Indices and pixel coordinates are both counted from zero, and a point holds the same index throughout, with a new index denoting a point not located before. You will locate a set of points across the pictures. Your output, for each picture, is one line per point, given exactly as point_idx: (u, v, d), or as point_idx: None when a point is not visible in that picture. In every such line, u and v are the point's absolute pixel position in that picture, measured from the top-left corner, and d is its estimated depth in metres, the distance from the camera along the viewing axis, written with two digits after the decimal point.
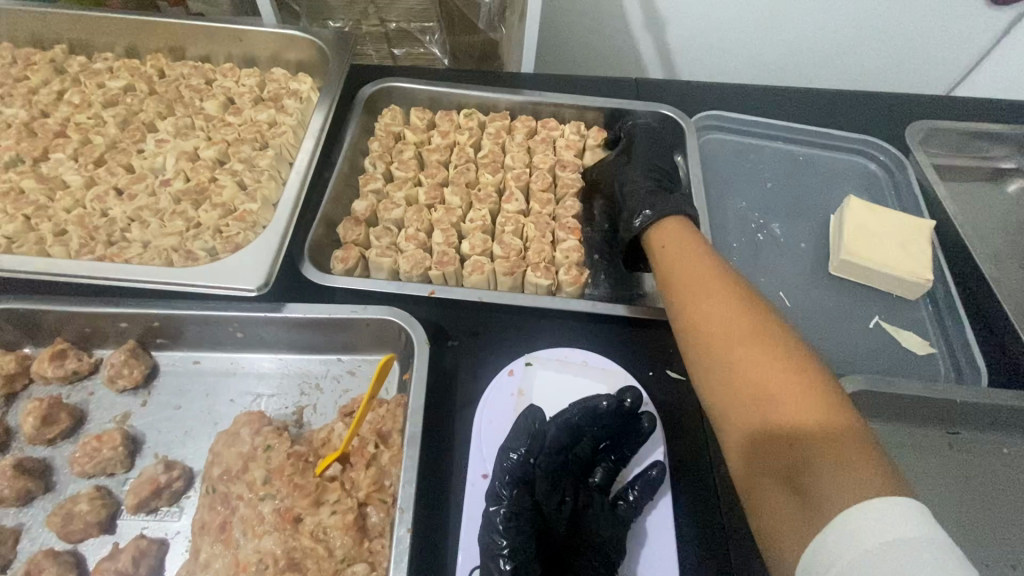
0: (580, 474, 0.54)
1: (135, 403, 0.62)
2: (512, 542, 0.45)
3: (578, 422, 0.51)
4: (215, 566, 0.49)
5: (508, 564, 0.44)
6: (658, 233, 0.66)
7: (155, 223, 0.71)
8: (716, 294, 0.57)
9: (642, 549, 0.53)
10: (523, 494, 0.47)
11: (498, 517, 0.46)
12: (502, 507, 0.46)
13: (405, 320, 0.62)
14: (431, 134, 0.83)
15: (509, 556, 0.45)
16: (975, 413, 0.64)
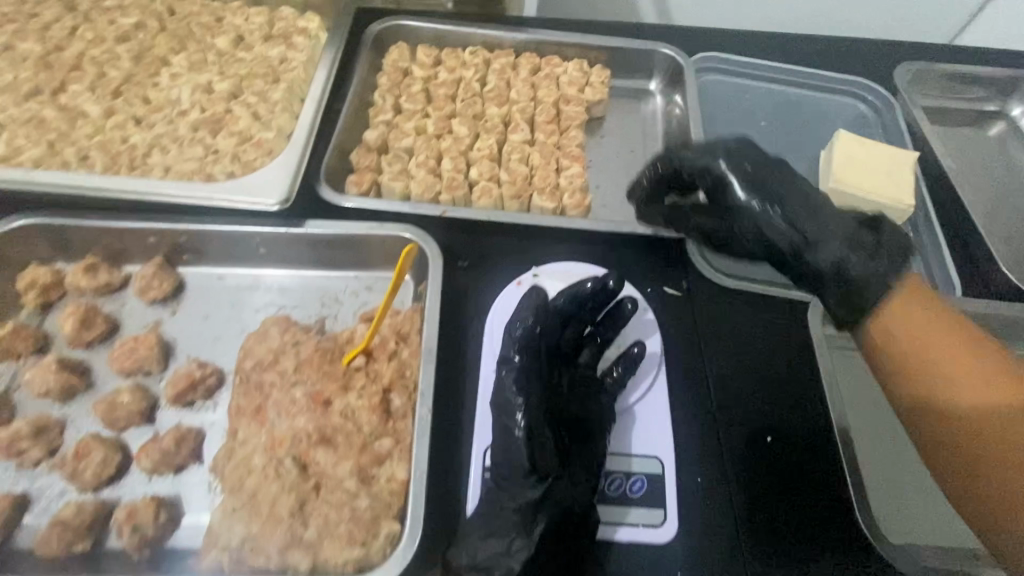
0: (570, 355, 0.60)
1: (165, 312, 0.66)
2: (526, 400, 0.51)
3: (566, 306, 0.59)
4: (252, 443, 0.53)
5: (523, 421, 0.50)
6: (901, 307, 0.56)
7: (175, 149, 0.74)
8: (944, 338, 0.55)
9: (634, 428, 0.59)
10: (530, 360, 0.54)
11: (512, 377, 0.53)
12: (513, 368, 0.53)
13: (420, 235, 0.67)
14: (438, 70, 0.85)
15: (524, 413, 0.50)
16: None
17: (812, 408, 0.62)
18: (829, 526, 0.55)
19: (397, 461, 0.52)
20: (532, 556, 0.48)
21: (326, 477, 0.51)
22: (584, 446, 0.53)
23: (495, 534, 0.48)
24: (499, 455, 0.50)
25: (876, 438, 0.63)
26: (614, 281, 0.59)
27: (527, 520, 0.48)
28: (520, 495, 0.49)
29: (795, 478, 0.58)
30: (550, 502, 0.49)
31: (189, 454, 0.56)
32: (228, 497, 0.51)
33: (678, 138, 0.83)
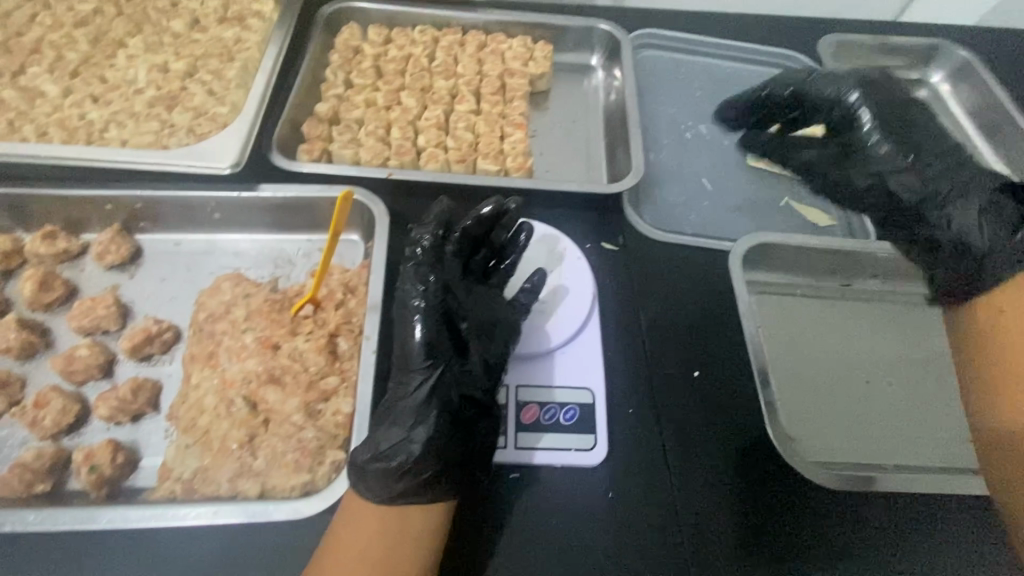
0: (483, 275, 0.61)
1: (124, 277, 0.69)
2: (425, 305, 0.52)
3: (474, 228, 0.57)
4: (205, 385, 0.56)
5: (420, 322, 0.52)
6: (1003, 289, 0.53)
7: (132, 124, 0.77)
8: None
9: (545, 360, 0.63)
10: (432, 267, 0.55)
11: (414, 286, 0.54)
12: (415, 278, 0.54)
13: (368, 198, 0.71)
14: (388, 47, 0.89)
15: (422, 313, 0.52)
16: (860, 265, 0.76)
17: (733, 345, 0.68)
18: (746, 446, 0.61)
19: (342, 397, 0.56)
20: (432, 436, 0.48)
21: (275, 412, 0.55)
22: (484, 350, 0.54)
23: (394, 425, 0.49)
24: (400, 360, 0.52)
25: (788, 370, 0.69)
26: (514, 204, 0.58)
27: (419, 410, 0.49)
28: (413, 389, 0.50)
29: (716, 407, 0.63)
30: (442, 390, 0.50)
31: (146, 402, 0.59)
32: (182, 436, 0.54)
33: (616, 107, 0.88)
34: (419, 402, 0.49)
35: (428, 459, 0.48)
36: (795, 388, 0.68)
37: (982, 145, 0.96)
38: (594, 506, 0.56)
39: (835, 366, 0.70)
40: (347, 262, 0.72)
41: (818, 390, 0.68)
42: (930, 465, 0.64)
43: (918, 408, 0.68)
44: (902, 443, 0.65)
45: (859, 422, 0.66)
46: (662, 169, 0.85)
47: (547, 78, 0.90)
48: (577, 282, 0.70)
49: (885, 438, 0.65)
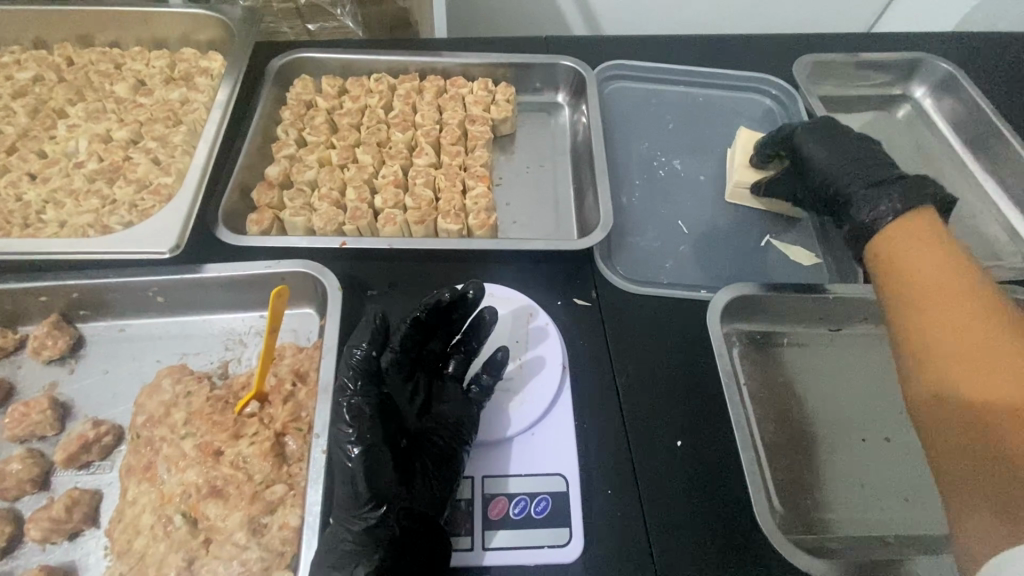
0: (436, 366, 0.60)
1: (63, 371, 0.64)
2: (358, 429, 0.48)
3: (427, 317, 0.57)
4: (142, 501, 0.52)
5: (356, 448, 0.48)
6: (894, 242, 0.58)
7: (71, 203, 0.72)
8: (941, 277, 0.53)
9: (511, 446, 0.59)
10: (369, 386, 0.51)
11: (348, 408, 0.49)
12: (348, 399, 0.50)
13: (318, 269, 0.66)
14: (343, 99, 0.85)
15: (357, 441, 0.48)
16: (850, 308, 0.71)
17: (718, 409, 0.63)
18: (735, 530, 0.56)
19: (290, 507, 0.51)
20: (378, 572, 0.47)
21: (216, 530, 0.50)
22: (428, 469, 0.51)
23: (336, 561, 0.47)
24: (340, 497, 0.49)
25: (779, 430, 0.64)
26: (472, 293, 0.59)
27: (359, 550, 0.47)
28: (354, 521, 0.48)
29: (701, 483, 0.58)
30: (390, 516, 0.48)
31: (82, 519, 0.54)
32: (117, 561, 0.50)
33: (584, 148, 0.84)
34: (360, 539, 0.47)
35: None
36: (787, 450, 0.63)
37: (972, 163, 0.91)
38: None
39: (830, 423, 0.65)
40: (301, 338, 0.67)
41: (813, 451, 0.63)
42: (936, 531, 0.59)
43: (921, 465, 0.63)
44: (905, 507, 0.61)
45: (858, 486, 0.61)
46: (635, 212, 0.80)
47: (510, 122, 0.86)
48: (550, 356, 0.64)
49: (884, 502, 0.61)
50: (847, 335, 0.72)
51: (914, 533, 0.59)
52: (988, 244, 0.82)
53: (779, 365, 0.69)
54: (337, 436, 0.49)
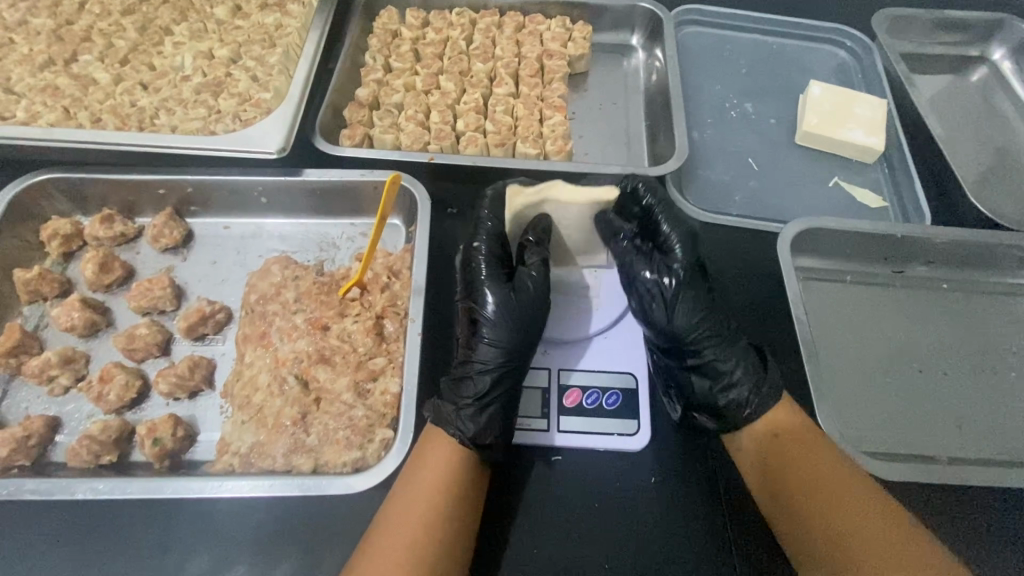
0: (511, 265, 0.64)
1: (176, 259, 0.71)
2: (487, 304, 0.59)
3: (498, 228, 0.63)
4: (258, 363, 0.58)
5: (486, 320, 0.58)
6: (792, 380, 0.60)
7: (180, 110, 0.78)
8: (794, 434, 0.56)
9: (587, 351, 0.63)
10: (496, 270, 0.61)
11: (529, 283, 0.60)
12: (532, 278, 0.60)
13: (410, 180, 0.70)
14: (426, 31, 0.89)
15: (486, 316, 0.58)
16: (916, 250, 0.72)
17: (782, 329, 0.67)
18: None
19: (390, 377, 0.57)
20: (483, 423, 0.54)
21: (326, 391, 0.56)
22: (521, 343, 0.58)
23: (468, 395, 0.55)
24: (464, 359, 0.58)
25: (838, 360, 0.67)
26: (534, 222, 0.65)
27: (490, 389, 0.55)
28: (490, 362, 0.56)
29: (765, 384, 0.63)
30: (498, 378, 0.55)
31: (202, 380, 0.61)
32: (237, 412, 0.56)
33: (658, 88, 0.86)
34: (475, 384, 0.55)
35: (491, 432, 0.54)
36: (847, 378, 0.66)
37: None
38: (639, 490, 0.57)
39: (888, 357, 0.68)
40: (389, 246, 0.72)
41: (870, 379, 0.66)
42: (988, 458, 0.62)
43: (976, 399, 0.66)
44: (960, 437, 0.63)
45: (915, 414, 0.64)
46: (706, 149, 0.82)
47: (586, 60, 0.88)
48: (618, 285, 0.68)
49: (937, 428, 0.63)
50: (909, 278, 0.74)
51: (966, 457, 0.62)
52: None
53: (842, 302, 0.71)
54: (509, 302, 0.58)
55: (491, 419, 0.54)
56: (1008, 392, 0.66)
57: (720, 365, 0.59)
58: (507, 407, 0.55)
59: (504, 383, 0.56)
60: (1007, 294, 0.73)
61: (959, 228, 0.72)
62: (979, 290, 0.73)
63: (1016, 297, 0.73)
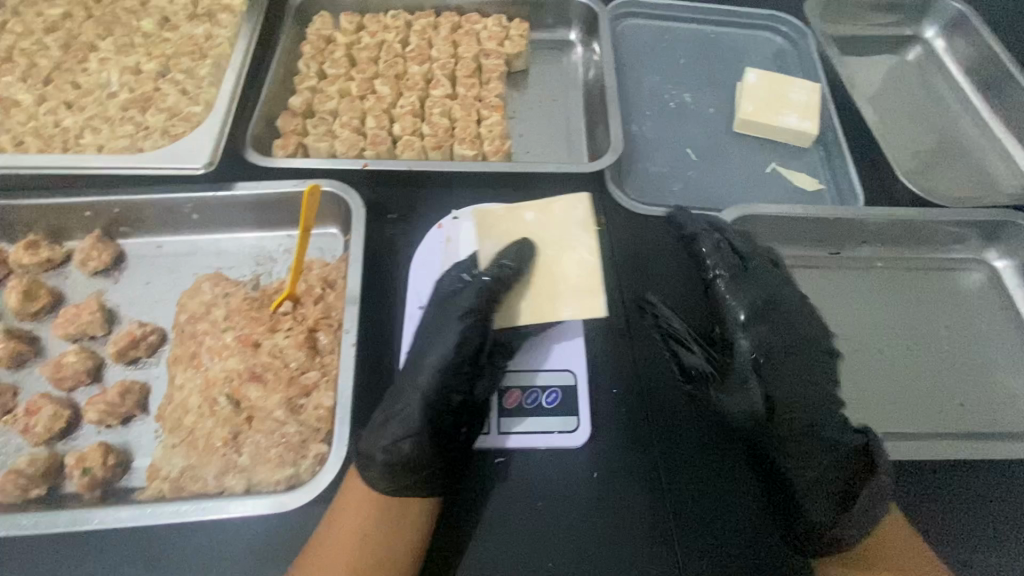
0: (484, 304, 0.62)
1: (107, 282, 0.69)
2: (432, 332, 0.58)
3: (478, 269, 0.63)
4: (189, 385, 0.57)
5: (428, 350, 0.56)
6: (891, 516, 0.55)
7: (106, 129, 0.76)
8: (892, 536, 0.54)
9: (528, 357, 0.62)
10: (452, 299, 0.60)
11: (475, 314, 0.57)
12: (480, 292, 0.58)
13: (343, 190, 0.69)
14: (361, 35, 0.88)
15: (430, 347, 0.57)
16: (855, 231, 0.73)
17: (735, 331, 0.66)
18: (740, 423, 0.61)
19: (324, 390, 0.56)
20: (400, 454, 0.51)
21: (258, 409, 0.55)
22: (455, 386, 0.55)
23: (396, 423, 0.52)
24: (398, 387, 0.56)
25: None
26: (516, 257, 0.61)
27: (422, 418, 0.53)
28: (426, 393, 0.54)
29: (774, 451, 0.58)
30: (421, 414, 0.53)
31: (135, 405, 0.60)
32: (168, 436, 0.55)
33: (596, 83, 0.86)
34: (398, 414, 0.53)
35: (404, 464, 0.51)
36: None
37: (977, 103, 0.92)
38: (583, 486, 0.57)
39: (837, 345, 0.68)
40: (326, 256, 0.72)
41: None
42: (931, 432, 0.63)
43: (919, 377, 0.67)
44: (907, 417, 0.64)
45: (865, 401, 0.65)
46: (645, 141, 0.82)
47: (524, 58, 0.88)
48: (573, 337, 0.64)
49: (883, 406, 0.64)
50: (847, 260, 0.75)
51: (913, 431, 0.62)
52: (988, 177, 0.84)
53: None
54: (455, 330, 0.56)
55: (418, 449, 0.51)
56: (947, 367, 0.67)
57: (800, 452, 0.57)
58: (439, 440, 0.53)
59: (438, 416, 0.53)
60: (939, 269, 0.75)
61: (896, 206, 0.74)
62: (914, 267, 0.75)
63: (948, 272, 0.75)
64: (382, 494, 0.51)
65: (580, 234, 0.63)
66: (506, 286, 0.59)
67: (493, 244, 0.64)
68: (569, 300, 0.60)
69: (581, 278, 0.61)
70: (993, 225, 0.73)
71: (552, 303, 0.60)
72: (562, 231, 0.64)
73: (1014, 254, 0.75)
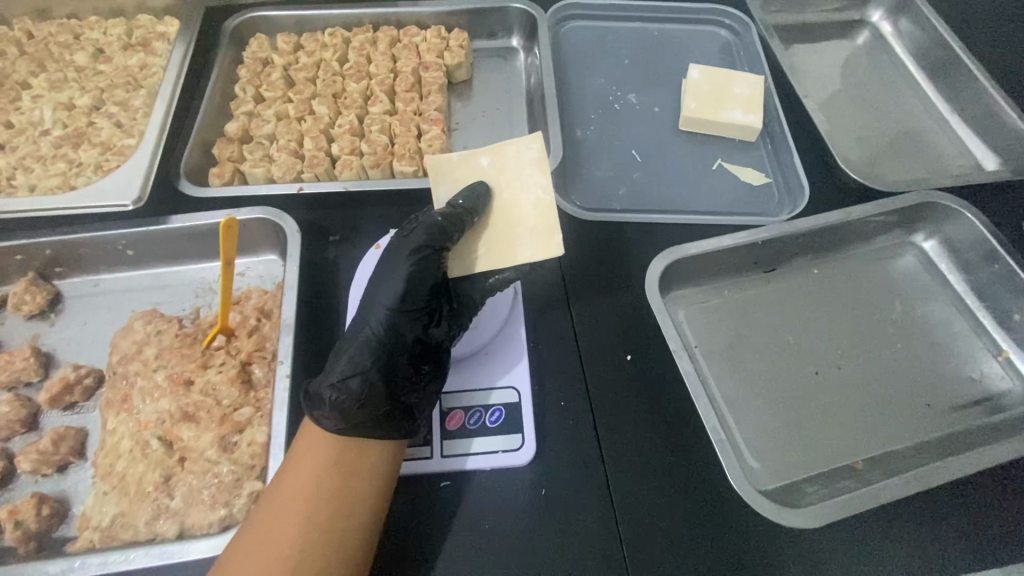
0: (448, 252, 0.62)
1: (43, 325, 0.68)
2: (384, 275, 0.58)
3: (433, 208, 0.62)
4: (120, 430, 0.56)
5: (382, 289, 0.57)
6: None
7: (39, 168, 0.75)
8: None
9: (473, 376, 0.62)
10: (403, 236, 0.59)
11: (424, 249, 0.57)
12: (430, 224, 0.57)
13: (278, 216, 0.68)
14: (298, 55, 0.87)
15: (384, 287, 0.57)
16: (783, 248, 0.71)
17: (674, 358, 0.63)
18: (690, 443, 0.59)
19: (257, 426, 0.55)
20: (355, 390, 0.52)
21: (190, 450, 0.54)
22: (412, 325, 0.57)
23: (346, 360, 0.54)
24: (354, 329, 0.56)
25: (735, 378, 0.65)
26: (463, 200, 0.61)
27: (371, 355, 0.54)
28: (376, 331, 0.55)
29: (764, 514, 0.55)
30: (376, 352, 0.54)
31: (70, 452, 0.58)
32: (100, 483, 0.54)
33: (538, 89, 0.85)
34: (353, 352, 0.54)
35: (361, 401, 0.52)
36: (749, 399, 0.63)
37: (926, 84, 0.91)
38: (530, 509, 0.56)
39: (787, 364, 0.66)
40: (266, 282, 0.71)
41: (769, 395, 0.64)
42: (888, 432, 0.61)
43: (881, 387, 0.64)
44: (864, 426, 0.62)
45: (822, 418, 0.62)
46: (590, 146, 0.81)
47: (465, 68, 0.87)
48: (514, 354, 0.63)
49: (831, 415, 0.62)
50: (792, 264, 0.73)
51: (864, 439, 0.61)
52: (939, 159, 0.83)
53: (721, 311, 0.70)
54: (403, 270, 0.57)
55: (370, 387, 0.53)
56: (893, 361, 0.66)
57: None
58: (390, 377, 0.54)
59: (389, 355, 0.55)
60: (871, 259, 0.74)
61: (828, 205, 0.72)
62: (849, 263, 0.74)
63: (882, 261, 0.74)
64: (334, 435, 0.51)
65: (535, 174, 0.64)
66: (456, 227, 0.58)
67: (448, 187, 0.64)
68: (527, 241, 0.61)
69: (538, 218, 0.62)
70: (913, 209, 0.72)
71: (511, 244, 0.61)
72: (516, 173, 0.64)
73: (940, 231, 0.74)
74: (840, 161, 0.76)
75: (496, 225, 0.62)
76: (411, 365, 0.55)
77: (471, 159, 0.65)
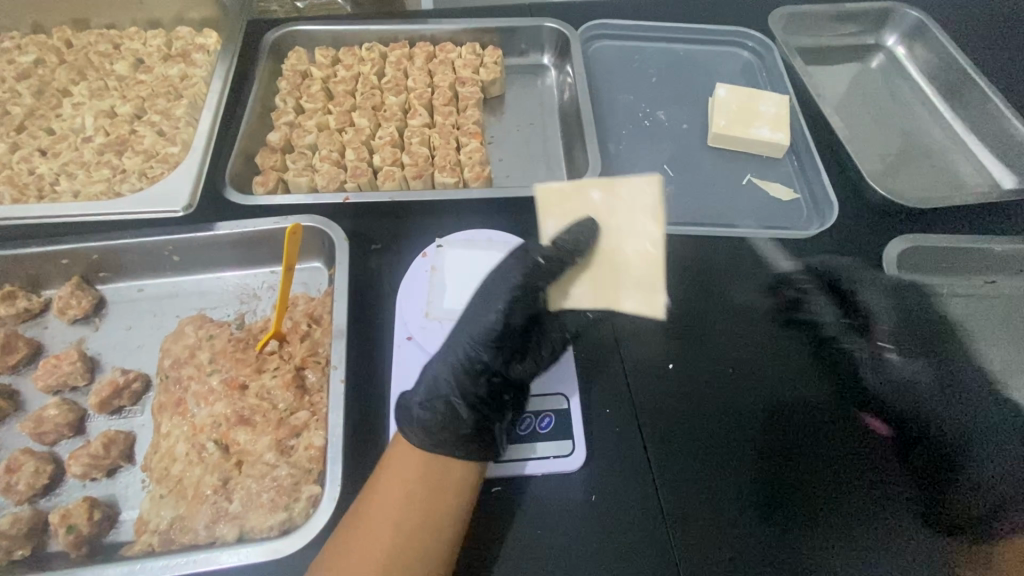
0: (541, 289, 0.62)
1: (88, 329, 0.68)
2: (475, 308, 0.58)
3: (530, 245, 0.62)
4: (176, 433, 0.57)
5: (473, 322, 0.57)
6: None
7: (82, 174, 0.76)
8: None
9: None
10: (500, 270, 0.60)
11: (513, 283, 0.57)
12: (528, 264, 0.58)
13: (324, 223, 0.69)
14: (336, 68, 0.89)
15: (474, 318, 0.57)
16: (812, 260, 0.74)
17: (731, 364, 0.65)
18: (771, 446, 0.61)
19: (313, 430, 0.56)
20: (444, 411, 0.53)
21: (247, 453, 0.55)
22: (501, 356, 0.56)
23: (434, 381, 0.55)
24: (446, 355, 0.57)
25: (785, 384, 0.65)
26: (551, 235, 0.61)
27: (459, 381, 0.54)
28: (464, 359, 0.55)
29: (836, 509, 0.58)
30: (464, 381, 0.54)
31: (120, 456, 0.58)
32: (156, 486, 0.55)
33: (571, 104, 0.88)
34: (443, 377, 0.55)
35: (448, 424, 0.52)
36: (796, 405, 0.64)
37: (940, 106, 0.95)
38: (584, 512, 0.57)
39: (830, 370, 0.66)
40: (311, 289, 0.72)
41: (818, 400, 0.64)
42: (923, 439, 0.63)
43: None
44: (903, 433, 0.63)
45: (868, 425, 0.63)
46: (623, 160, 0.84)
47: (499, 83, 0.89)
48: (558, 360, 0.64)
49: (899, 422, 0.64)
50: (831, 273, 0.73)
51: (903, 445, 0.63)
52: (956, 178, 0.86)
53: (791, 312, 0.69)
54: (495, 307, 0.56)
55: (452, 409, 0.53)
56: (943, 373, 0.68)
57: None
58: (477, 405, 0.53)
59: (477, 383, 0.54)
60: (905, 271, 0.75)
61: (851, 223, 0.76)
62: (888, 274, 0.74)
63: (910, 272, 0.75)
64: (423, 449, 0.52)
65: (648, 219, 0.61)
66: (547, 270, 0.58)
67: (554, 223, 0.62)
68: (631, 293, 0.59)
69: (643, 271, 0.59)
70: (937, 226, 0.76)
71: (615, 293, 0.59)
72: (629, 216, 0.61)
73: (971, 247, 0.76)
74: (865, 178, 0.79)
75: (603, 272, 0.60)
76: (497, 395, 0.55)
77: (580, 189, 0.63)
